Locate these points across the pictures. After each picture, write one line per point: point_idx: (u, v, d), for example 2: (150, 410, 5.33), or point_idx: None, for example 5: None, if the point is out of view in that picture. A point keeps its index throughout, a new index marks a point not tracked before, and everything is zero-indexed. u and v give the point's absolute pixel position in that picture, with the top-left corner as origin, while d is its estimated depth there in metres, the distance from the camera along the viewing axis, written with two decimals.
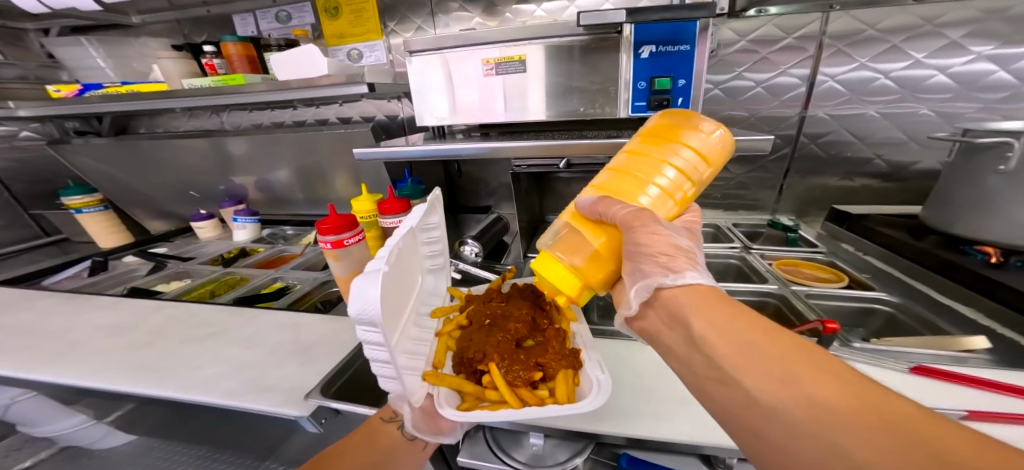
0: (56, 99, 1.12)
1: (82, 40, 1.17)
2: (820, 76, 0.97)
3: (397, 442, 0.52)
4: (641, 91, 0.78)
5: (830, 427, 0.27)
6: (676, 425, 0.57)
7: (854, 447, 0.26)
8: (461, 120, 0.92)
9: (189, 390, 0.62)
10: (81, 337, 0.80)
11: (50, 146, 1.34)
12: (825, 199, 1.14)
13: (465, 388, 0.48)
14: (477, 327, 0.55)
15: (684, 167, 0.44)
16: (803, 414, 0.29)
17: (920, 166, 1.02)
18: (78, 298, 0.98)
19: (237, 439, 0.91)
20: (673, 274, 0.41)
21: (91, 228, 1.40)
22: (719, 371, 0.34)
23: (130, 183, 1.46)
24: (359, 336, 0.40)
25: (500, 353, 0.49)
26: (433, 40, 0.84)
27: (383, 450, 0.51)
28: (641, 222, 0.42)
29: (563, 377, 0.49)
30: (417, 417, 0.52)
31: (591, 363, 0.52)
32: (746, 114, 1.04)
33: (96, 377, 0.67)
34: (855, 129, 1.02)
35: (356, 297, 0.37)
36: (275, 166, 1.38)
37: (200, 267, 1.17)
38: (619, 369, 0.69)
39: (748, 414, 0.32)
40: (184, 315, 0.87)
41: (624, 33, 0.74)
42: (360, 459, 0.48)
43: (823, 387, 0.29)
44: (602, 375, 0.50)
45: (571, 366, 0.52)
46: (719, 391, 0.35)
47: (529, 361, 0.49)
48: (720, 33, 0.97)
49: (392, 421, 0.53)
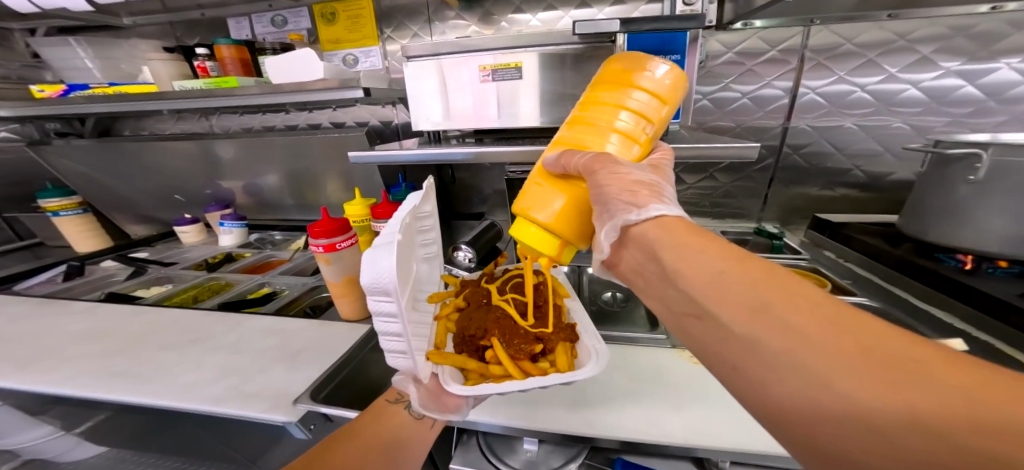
0: (39, 99, 1.09)
1: (69, 40, 1.14)
2: (802, 89, 1.02)
3: (404, 421, 0.52)
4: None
5: (802, 348, 0.27)
6: (669, 428, 0.57)
7: (825, 367, 0.25)
8: (456, 125, 0.92)
9: (170, 397, 0.60)
10: (53, 343, 0.76)
11: (28, 147, 1.29)
12: (807, 208, 1.18)
13: (469, 365, 0.51)
14: (477, 307, 0.58)
15: (639, 108, 0.46)
16: (768, 333, 0.28)
17: (895, 176, 1.07)
18: (51, 304, 0.94)
19: (217, 451, 0.87)
20: (637, 210, 0.40)
21: (67, 232, 1.34)
22: (698, 304, 0.33)
23: (112, 186, 1.42)
24: (370, 307, 0.43)
25: (500, 329, 0.52)
26: (430, 46, 0.86)
27: (391, 430, 0.51)
28: (602, 166, 0.42)
29: (561, 348, 0.53)
30: (424, 396, 0.51)
31: (588, 335, 0.56)
32: (733, 124, 1.08)
33: (67, 385, 0.64)
34: (835, 140, 1.06)
35: (368, 267, 0.40)
36: (265, 171, 1.36)
37: (183, 272, 1.14)
38: (610, 372, 0.68)
39: (722, 344, 0.31)
40: (165, 321, 0.83)
41: (617, 42, 0.76)
42: (368, 440, 0.49)
43: (792, 310, 0.28)
44: (599, 344, 0.53)
45: (570, 339, 0.55)
46: (692, 321, 0.35)
47: (529, 334, 0.52)
48: (708, 45, 1.01)
49: (398, 402, 0.54)
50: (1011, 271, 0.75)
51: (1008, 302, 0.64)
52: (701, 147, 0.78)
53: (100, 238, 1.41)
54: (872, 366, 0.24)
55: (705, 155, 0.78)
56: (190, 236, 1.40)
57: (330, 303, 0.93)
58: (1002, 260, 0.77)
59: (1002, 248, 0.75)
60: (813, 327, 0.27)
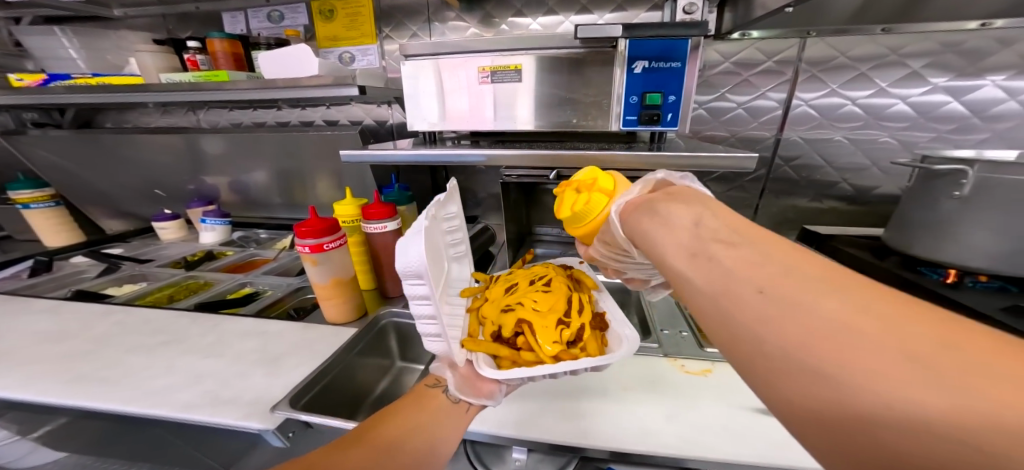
0: (16, 88, 1.04)
1: (54, 29, 1.08)
2: (796, 100, 1.03)
3: (443, 405, 0.48)
4: (633, 104, 0.79)
5: (815, 287, 0.24)
6: (663, 438, 0.54)
7: (845, 307, 0.23)
8: (452, 126, 0.91)
9: (134, 403, 0.56)
10: (11, 344, 0.71)
11: (2, 137, 1.24)
12: (797, 219, 1.19)
13: (502, 352, 0.50)
14: (502, 298, 0.57)
15: None
16: (810, 278, 0.25)
17: (881, 190, 1.09)
18: (13, 301, 0.88)
19: (186, 458, 0.83)
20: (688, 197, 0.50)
21: (38, 225, 1.28)
22: (720, 237, 0.31)
23: (88, 179, 1.36)
24: (405, 292, 0.44)
25: (532, 315, 0.51)
26: (432, 47, 0.84)
27: (432, 412, 0.47)
28: None
29: (591, 338, 0.53)
30: (460, 379, 0.49)
31: (620, 324, 0.56)
32: (728, 134, 1.09)
33: (22, 388, 0.59)
34: (826, 152, 1.07)
35: (400, 256, 0.41)
36: (252, 167, 1.33)
37: (159, 269, 1.09)
38: (603, 381, 0.66)
39: (740, 275, 0.27)
40: (136, 321, 0.79)
41: (619, 47, 0.76)
42: (411, 421, 0.45)
43: (806, 258, 0.27)
44: (630, 332, 0.54)
45: (598, 328, 0.57)
46: (711, 260, 0.30)
47: (559, 321, 0.52)
48: (706, 54, 1.02)
49: (436, 386, 0.51)
50: (991, 285, 0.77)
51: (993, 317, 0.65)
52: (697, 155, 0.78)
53: (74, 233, 1.35)
54: (902, 316, 0.22)
55: (699, 164, 0.79)
56: (170, 232, 1.35)
57: (315, 306, 0.89)
58: (982, 274, 0.79)
59: (985, 263, 0.76)
60: (869, 295, 0.24)
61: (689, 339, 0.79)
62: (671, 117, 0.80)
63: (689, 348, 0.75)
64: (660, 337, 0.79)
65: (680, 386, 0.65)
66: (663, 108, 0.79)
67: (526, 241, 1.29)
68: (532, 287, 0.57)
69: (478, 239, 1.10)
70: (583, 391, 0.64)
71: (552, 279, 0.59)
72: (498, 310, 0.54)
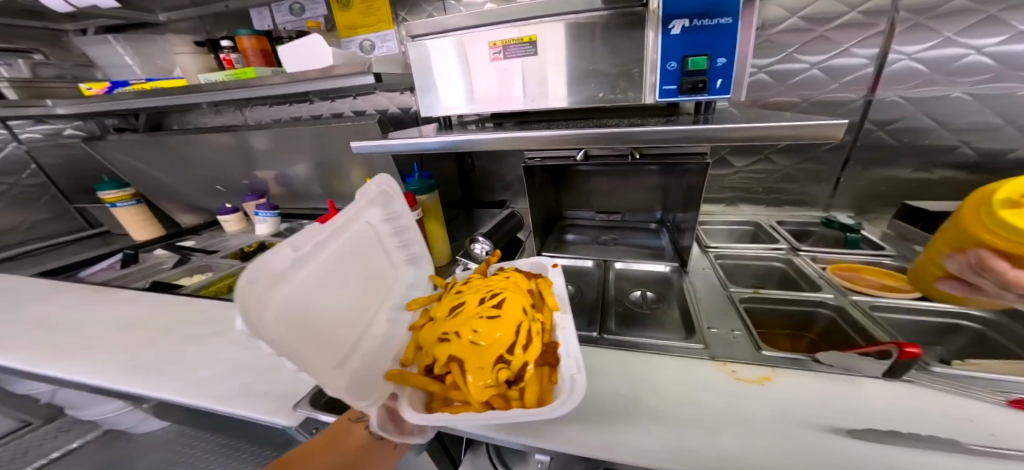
0: (88, 97, 1.16)
1: (110, 38, 1.19)
2: (894, 55, 0.82)
3: (364, 442, 0.48)
4: (668, 74, 0.67)
5: None
6: (700, 457, 0.48)
7: None
8: (482, 108, 0.82)
9: (184, 393, 0.61)
10: (98, 332, 0.82)
11: (86, 142, 1.40)
12: (892, 194, 0.98)
13: (431, 388, 0.48)
14: (445, 320, 0.52)
15: None
16: None
17: (1018, 154, 0.84)
18: (104, 292, 1.01)
19: (248, 435, 0.91)
20: None
21: (127, 221, 1.46)
22: None
23: (160, 178, 1.51)
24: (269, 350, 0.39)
25: (465, 354, 0.47)
26: (439, 25, 0.77)
27: (351, 451, 0.47)
28: None
29: (535, 376, 0.48)
30: (383, 416, 0.48)
31: (568, 360, 0.51)
32: (797, 100, 0.91)
33: (102, 374, 0.68)
34: (938, 112, 0.84)
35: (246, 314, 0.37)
36: (294, 161, 1.39)
37: (221, 260, 1.20)
38: (635, 386, 0.61)
39: None
40: (196, 311, 0.87)
41: (650, 6, 0.63)
42: (329, 462, 0.44)
43: None
44: (578, 374, 0.48)
45: (548, 364, 0.51)
46: None
47: (496, 363, 0.46)
48: (765, 10, 0.85)
49: (358, 421, 0.50)
50: None
51: None
52: (751, 126, 0.65)
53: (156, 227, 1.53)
54: None
55: (746, 135, 0.65)
56: (232, 224, 1.48)
57: None
58: None
59: None
60: None
61: (738, 339, 0.68)
62: (720, 83, 0.66)
63: (736, 350, 0.66)
64: (702, 336, 0.70)
65: (725, 396, 0.57)
66: (710, 74, 0.65)
67: (556, 228, 1.22)
68: (478, 310, 0.51)
69: (505, 227, 1.05)
70: (608, 398, 0.59)
71: (504, 300, 0.52)
72: (434, 337, 0.51)
